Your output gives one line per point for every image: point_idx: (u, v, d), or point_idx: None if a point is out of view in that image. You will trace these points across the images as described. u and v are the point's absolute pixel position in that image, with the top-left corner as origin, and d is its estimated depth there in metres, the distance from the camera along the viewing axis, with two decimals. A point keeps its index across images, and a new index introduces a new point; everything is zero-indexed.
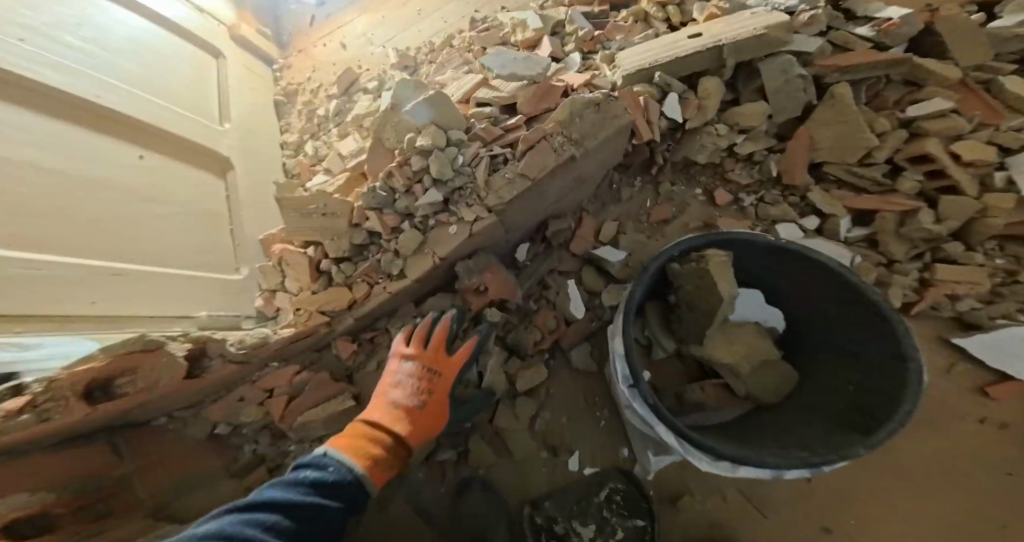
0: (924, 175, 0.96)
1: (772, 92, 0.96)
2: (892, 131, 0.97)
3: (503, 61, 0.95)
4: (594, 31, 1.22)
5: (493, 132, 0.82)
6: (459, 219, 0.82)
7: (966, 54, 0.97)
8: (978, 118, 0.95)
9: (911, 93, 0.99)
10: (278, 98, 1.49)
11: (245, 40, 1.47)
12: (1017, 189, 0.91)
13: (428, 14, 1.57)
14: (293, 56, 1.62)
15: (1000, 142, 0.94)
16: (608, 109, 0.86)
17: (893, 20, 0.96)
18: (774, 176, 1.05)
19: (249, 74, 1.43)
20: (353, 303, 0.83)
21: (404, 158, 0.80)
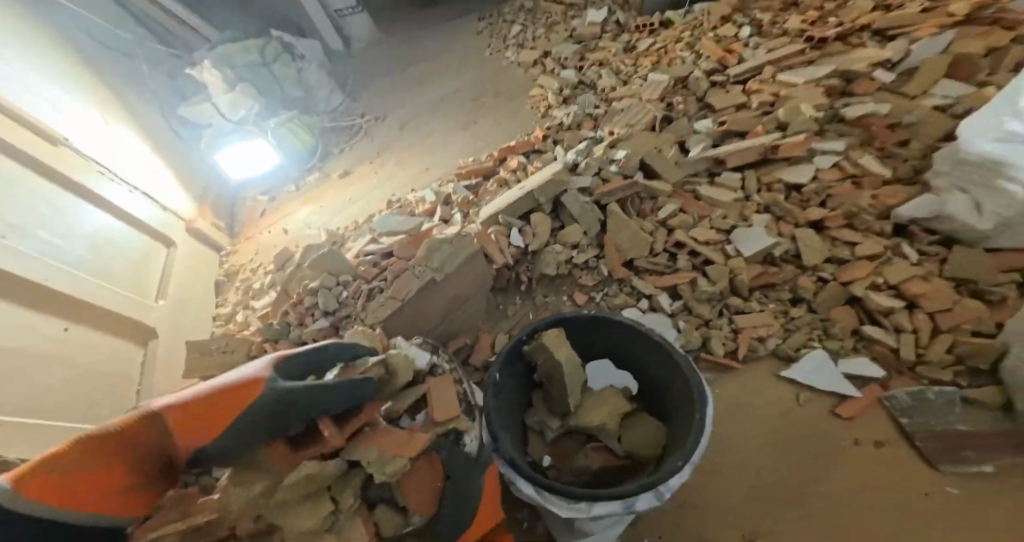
0: (689, 255, 1.27)
1: (577, 216, 1.31)
2: (657, 229, 1.31)
3: (391, 222, 1.31)
4: (469, 197, 1.68)
5: (371, 269, 1.06)
6: (344, 340, 0.98)
7: (678, 172, 1.39)
8: (698, 215, 1.33)
9: (655, 202, 1.36)
10: (221, 277, 1.80)
11: (199, 231, 1.84)
12: (743, 252, 1.22)
13: (355, 200, 2.03)
14: (241, 242, 1.98)
15: (713, 226, 1.30)
16: (461, 244, 1.09)
17: (624, 160, 1.38)
18: (609, 274, 1.30)
19: (194, 258, 1.75)
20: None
21: (299, 296, 1.03)
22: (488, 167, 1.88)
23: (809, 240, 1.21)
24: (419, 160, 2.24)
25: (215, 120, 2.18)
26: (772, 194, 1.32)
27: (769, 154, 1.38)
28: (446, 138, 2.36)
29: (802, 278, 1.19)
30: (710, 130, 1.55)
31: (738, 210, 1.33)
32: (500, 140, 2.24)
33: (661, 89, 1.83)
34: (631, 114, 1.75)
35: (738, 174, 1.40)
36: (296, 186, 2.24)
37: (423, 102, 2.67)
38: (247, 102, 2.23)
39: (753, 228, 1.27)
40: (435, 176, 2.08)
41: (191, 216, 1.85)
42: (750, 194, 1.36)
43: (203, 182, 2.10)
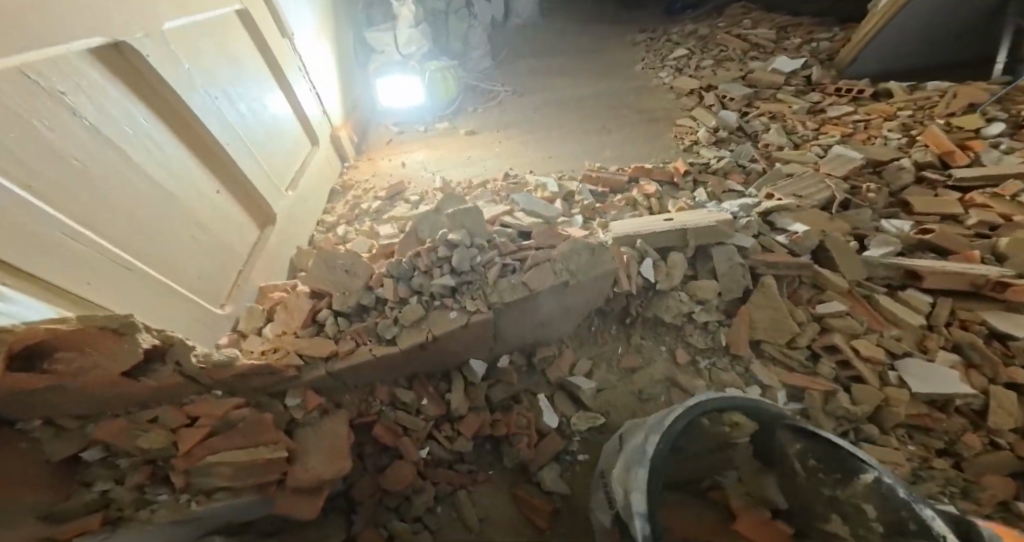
0: (837, 363, 1.14)
1: (719, 274, 1.22)
2: (809, 323, 1.19)
3: (534, 201, 1.24)
4: (595, 204, 1.58)
5: (506, 245, 1.01)
6: (462, 307, 0.92)
7: (855, 269, 1.27)
8: (866, 324, 1.19)
9: (818, 294, 1.24)
10: (336, 188, 1.80)
11: (340, 141, 1.92)
12: (908, 385, 1.07)
13: (474, 162, 2.00)
14: (362, 162, 1.99)
15: (882, 344, 1.15)
16: (602, 256, 1.02)
17: (795, 233, 1.31)
18: (723, 345, 1.20)
19: (328, 162, 1.80)
20: (331, 356, 0.91)
21: (434, 245, 0.98)
22: (619, 181, 1.78)
23: (1003, 401, 1.01)
24: (546, 145, 2.18)
25: (388, 50, 2.30)
26: (965, 333, 1.14)
27: (983, 288, 1.19)
28: (579, 134, 2.27)
29: (967, 433, 1.01)
30: (903, 233, 1.38)
31: (917, 336, 1.17)
32: (632, 157, 2.14)
33: (852, 167, 1.69)
34: (802, 185, 1.61)
35: (927, 297, 1.23)
36: (425, 127, 2.24)
37: (563, 93, 2.60)
38: (420, 42, 2.33)
39: (932, 363, 1.09)
40: (556, 169, 2.00)
41: (338, 123, 1.95)
42: (935, 324, 1.18)
43: (354, 97, 2.19)
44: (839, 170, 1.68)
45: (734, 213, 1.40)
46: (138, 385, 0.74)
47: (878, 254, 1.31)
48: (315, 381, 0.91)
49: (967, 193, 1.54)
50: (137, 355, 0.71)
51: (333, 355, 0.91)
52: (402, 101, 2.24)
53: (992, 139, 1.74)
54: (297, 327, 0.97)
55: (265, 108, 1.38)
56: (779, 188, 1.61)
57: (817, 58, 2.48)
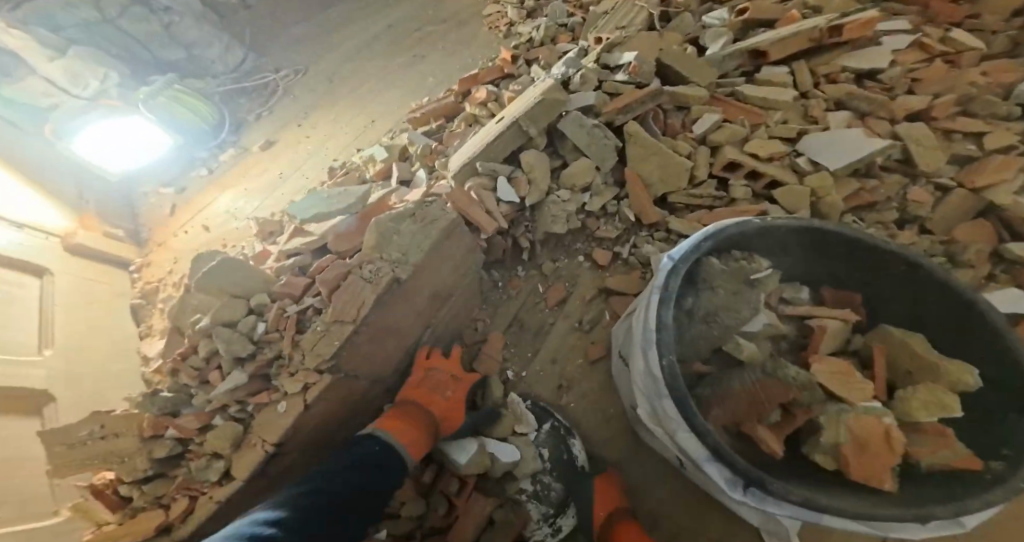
0: (746, 179, 1.01)
1: (585, 147, 0.98)
2: (699, 149, 1.03)
3: (313, 204, 0.94)
4: (434, 146, 1.26)
5: (289, 284, 0.72)
6: (288, 392, 0.67)
7: (706, 73, 1.14)
8: (748, 123, 1.08)
9: (687, 115, 1.08)
10: (136, 302, 1.37)
11: (97, 248, 1.39)
12: (823, 165, 1.00)
13: (289, 176, 1.60)
14: (154, 252, 1.56)
15: (772, 134, 1.06)
16: (424, 216, 0.75)
17: (631, 64, 1.08)
18: (634, 221, 1.01)
19: (97, 281, 1.32)
20: (166, 527, 0.67)
21: (190, 344, 0.71)
22: (446, 104, 1.45)
23: (917, 136, 1.01)
24: (362, 110, 1.79)
25: (58, 99, 1.61)
26: (839, 86, 1.11)
27: (823, 39, 1.16)
28: (392, 77, 1.89)
29: (911, 190, 1.00)
30: (727, 20, 1.28)
31: (800, 109, 1.10)
32: (457, 71, 1.81)
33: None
34: (615, 17, 1.44)
35: (784, 68, 1.16)
36: (206, 169, 1.80)
37: (348, 46, 2.12)
38: (97, 69, 1.72)
39: (831, 131, 1.04)
40: (384, 131, 1.64)
41: (67, 231, 1.33)
42: (806, 90, 1.13)
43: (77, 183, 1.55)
44: None
45: (564, 74, 1.13)
46: None
47: (720, 48, 1.19)
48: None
49: None
50: None
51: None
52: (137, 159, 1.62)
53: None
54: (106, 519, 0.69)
55: None
56: (604, 28, 1.43)
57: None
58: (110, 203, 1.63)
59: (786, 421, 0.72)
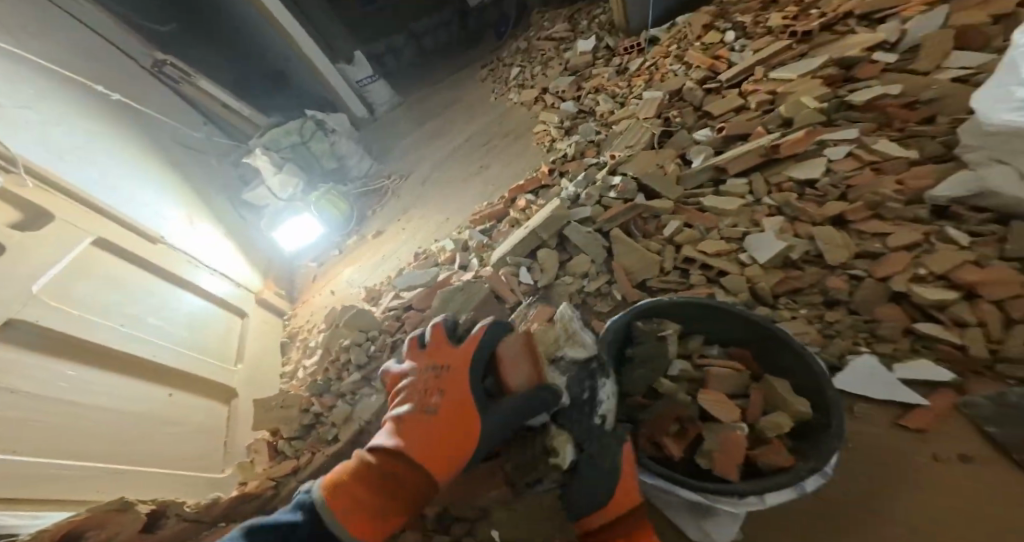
0: (701, 269, 1.36)
1: (582, 246, 1.44)
2: (665, 247, 1.43)
3: (409, 278, 1.47)
4: (484, 240, 1.79)
5: (395, 323, 1.25)
6: (380, 389, 1.14)
7: (677, 190, 1.56)
8: (706, 227, 1.45)
9: (660, 221, 1.48)
10: (284, 338, 2.02)
11: (267, 301, 2.14)
12: (758, 259, 1.31)
13: (388, 258, 2.23)
14: (299, 306, 2.24)
15: (723, 235, 1.41)
16: (470, 291, 1.25)
17: (620, 186, 1.55)
18: (622, 300, 1.36)
19: (265, 326, 2.01)
20: (295, 469, 1.14)
21: (337, 354, 1.27)
22: (498, 208, 2.02)
23: (828, 237, 1.29)
24: (442, 207, 2.45)
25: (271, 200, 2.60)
26: (785, 194, 1.46)
27: (771, 154, 1.56)
28: (463, 184, 2.56)
29: (829, 277, 1.23)
30: (711, 138, 1.78)
31: (751, 215, 1.45)
32: (510, 179, 2.41)
33: (658, 103, 2.09)
34: (630, 142, 1.98)
35: (744, 180, 1.57)
36: (338, 250, 2.53)
37: (435, 158, 2.88)
38: (293, 180, 2.60)
39: (767, 233, 1.36)
40: (455, 225, 2.24)
41: (259, 287, 2.17)
42: (760, 196, 1.50)
43: (267, 257, 2.47)
44: (651, 111, 2.08)
45: (574, 192, 1.62)
46: None
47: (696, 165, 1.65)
48: (295, 490, 1.07)
49: (740, 85, 1.96)
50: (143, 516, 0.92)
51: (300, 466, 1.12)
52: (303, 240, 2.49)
53: (733, 43, 2.15)
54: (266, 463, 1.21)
55: (181, 310, 1.59)
56: (617, 148, 1.99)
57: (603, 33, 2.92)
58: (278, 272, 2.46)
59: (682, 434, 0.93)
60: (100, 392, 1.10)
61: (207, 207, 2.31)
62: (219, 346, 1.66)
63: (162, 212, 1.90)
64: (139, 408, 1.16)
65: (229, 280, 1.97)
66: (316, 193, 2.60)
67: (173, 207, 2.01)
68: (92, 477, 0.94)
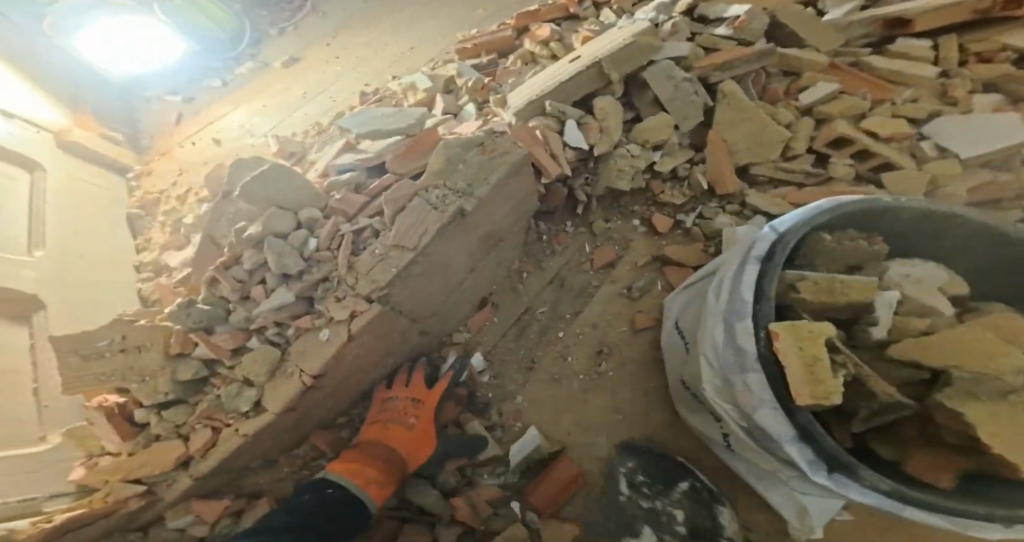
0: (854, 159, 0.89)
1: (667, 102, 0.87)
2: (802, 119, 0.90)
3: (361, 120, 0.85)
4: (485, 79, 1.11)
5: (348, 201, 0.66)
6: (332, 319, 0.62)
7: (830, 38, 0.96)
8: (870, 95, 0.92)
9: (792, 81, 0.94)
10: (134, 211, 1.31)
11: (83, 149, 1.29)
12: (952, 151, 0.85)
13: (315, 97, 1.48)
14: (152, 161, 1.49)
15: (897, 110, 0.90)
16: (493, 149, 0.70)
17: (738, 18, 0.95)
18: (705, 189, 0.92)
19: (82, 187, 1.19)
20: (187, 458, 0.66)
21: (235, 255, 0.64)
22: (502, 38, 1.31)
23: None
24: (400, 32, 1.65)
25: None
26: (992, 66, 0.91)
27: (992, 10, 0.91)
28: (437, 2, 1.72)
29: None
30: None
31: (937, 88, 0.92)
32: (508, 1, 1.63)
33: None
34: None
35: (926, 42, 0.95)
36: (222, 82, 1.70)
37: None
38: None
39: (978, 115, 0.87)
40: (424, 59, 1.49)
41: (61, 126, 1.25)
42: (948, 69, 0.93)
43: (73, 81, 1.44)
44: None
45: (652, 19, 0.98)
46: None
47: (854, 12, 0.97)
48: (195, 487, 0.68)
49: None
50: None
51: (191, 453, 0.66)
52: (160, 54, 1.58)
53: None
54: (117, 443, 0.66)
55: None
56: None
57: None
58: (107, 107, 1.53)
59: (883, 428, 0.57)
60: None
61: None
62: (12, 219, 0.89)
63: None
64: None
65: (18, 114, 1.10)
66: None
67: None
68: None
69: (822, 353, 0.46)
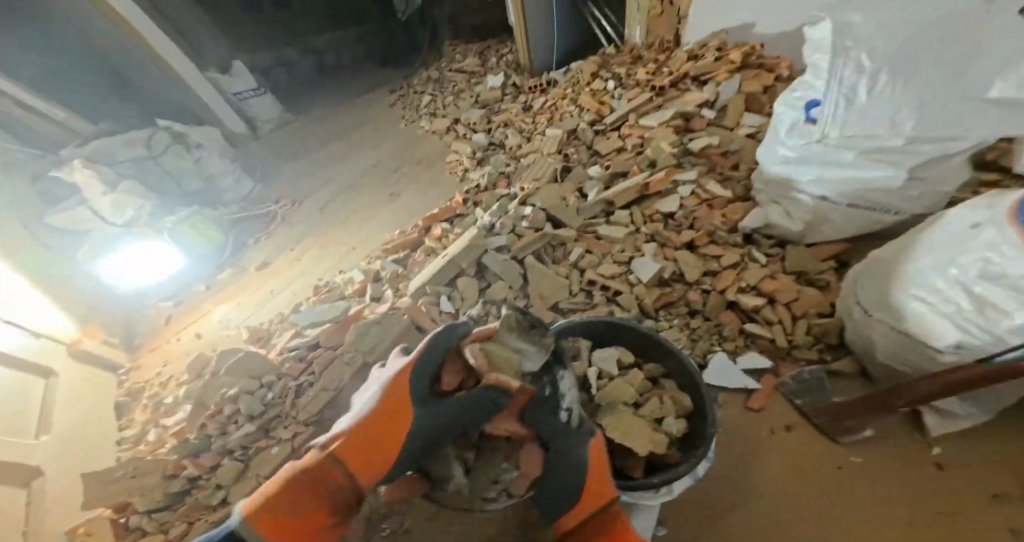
0: (603, 291, 1.34)
1: (501, 273, 1.37)
2: (572, 273, 1.38)
3: (310, 313, 1.31)
4: (399, 270, 1.67)
5: (295, 367, 1.12)
6: (280, 440, 1.00)
7: (574, 218, 1.49)
8: (601, 251, 1.41)
9: (565, 247, 1.44)
10: (120, 399, 1.58)
11: (85, 354, 1.69)
12: (642, 280, 1.30)
13: (279, 291, 1.99)
14: (140, 358, 1.82)
15: (614, 258, 1.38)
16: (389, 322, 1.17)
17: (531, 214, 1.50)
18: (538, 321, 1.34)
19: (78, 389, 1.55)
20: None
21: (218, 407, 1.08)
22: (412, 238, 1.92)
23: (686, 259, 1.31)
24: (342, 236, 2.28)
25: (96, 224, 2.12)
26: (653, 224, 1.43)
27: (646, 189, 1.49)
28: (370, 211, 2.41)
29: (688, 294, 1.27)
30: (600, 176, 1.67)
31: (634, 242, 1.42)
32: (421, 207, 2.34)
33: (560, 141, 2.01)
34: (532, 174, 1.89)
35: (625, 212, 1.50)
36: (206, 286, 2.21)
37: (339, 183, 2.70)
38: (134, 201, 2.20)
39: (642, 257, 1.34)
40: (362, 255, 2.08)
41: (74, 339, 1.72)
42: (639, 227, 1.45)
43: (88, 300, 1.96)
44: (554, 147, 1.99)
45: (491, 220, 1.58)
46: None
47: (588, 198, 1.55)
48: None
49: (620, 129, 1.91)
50: None
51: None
52: (158, 269, 2.17)
53: (614, 90, 2.17)
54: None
55: None
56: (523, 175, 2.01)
57: (511, 69, 3.14)
58: (111, 316, 2.00)
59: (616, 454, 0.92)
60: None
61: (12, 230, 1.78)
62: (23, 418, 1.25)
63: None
64: None
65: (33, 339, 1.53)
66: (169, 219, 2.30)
67: None
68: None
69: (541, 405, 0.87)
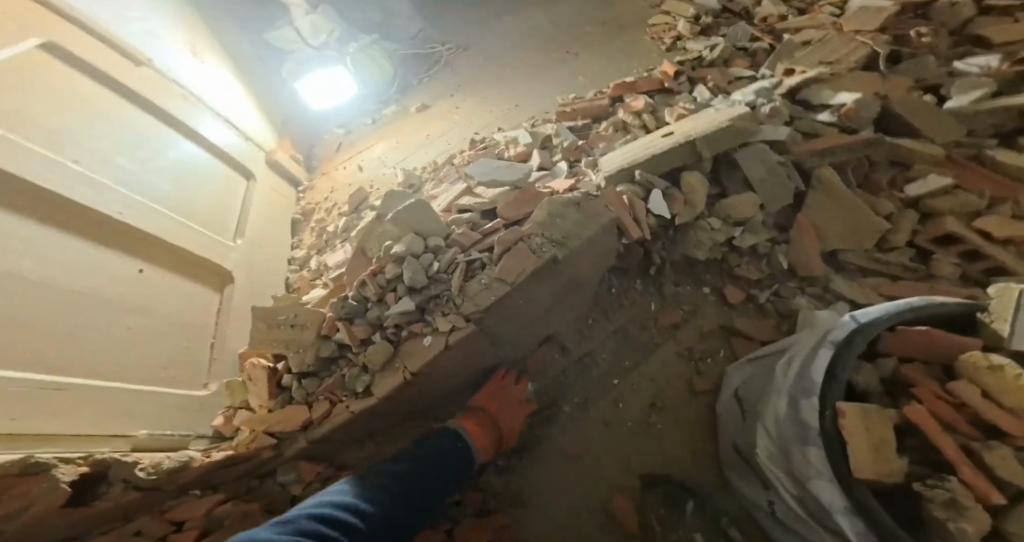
0: (959, 255, 0.91)
1: (756, 182, 0.93)
2: (906, 211, 0.94)
3: (488, 170, 1.00)
4: (578, 142, 1.26)
5: (466, 235, 0.82)
6: (435, 329, 0.75)
7: (938, 127, 1.00)
8: (988, 194, 0.92)
9: (906, 173, 0.99)
10: (296, 216, 1.67)
11: (279, 163, 1.72)
12: None
13: (434, 139, 1.75)
14: (318, 178, 1.84)
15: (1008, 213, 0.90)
16: (589, 210, 0.81)
17: (848, 105, 0.99)
18: (786, 268, 0.95)
19: (273, 193, 1.62)
20: (309, 423, 0.82)
21: (379, 265, 0.79)
22: (597, 104, 1.46)
23: None
24: (505, 91, 1.90)
25: (298, 47, 2.06)
26: None
27: None
28: (543, 63, 1.96)
29: None
30: (991, 69, 1.06)
31: None
32: (608, 69, 1.81)
33: (889, 15, 1.27)
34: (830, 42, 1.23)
35: None
36: (372, 119, 2.04)
37: (512, 25, 2.21)
38: (329, 25, 2.07)
39: None
40: (526, 115, 1.70)
41: (271, 146, 1.73)
42: None
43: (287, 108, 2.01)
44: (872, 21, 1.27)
45: (750, 101, 1.07)
46: (90, 512, 0.69)
47: (961, 102, 1.02)
48: (303, 449, 0.84)
49: None
50: (64, 492, 0.63)
51: (310, 420, 0.82)
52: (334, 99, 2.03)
53: None
54: (261, 400, 0.86)
55: (165, 157, 1.17)
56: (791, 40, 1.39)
57: None
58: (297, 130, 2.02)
59: None
60: (9, 249, 0.69)
61: (213, 30, 1.77)
62: (221, 212, 1.29)
63: (151, 14, 1.39)
64: (103, 290, 0.83)
65: (236, 131, 1.55)
66: (356, 43, 2.12)
67: (169, 27, 1.47)
68: (33, 395, 0.63)
69: (888, 437, 0.51)
